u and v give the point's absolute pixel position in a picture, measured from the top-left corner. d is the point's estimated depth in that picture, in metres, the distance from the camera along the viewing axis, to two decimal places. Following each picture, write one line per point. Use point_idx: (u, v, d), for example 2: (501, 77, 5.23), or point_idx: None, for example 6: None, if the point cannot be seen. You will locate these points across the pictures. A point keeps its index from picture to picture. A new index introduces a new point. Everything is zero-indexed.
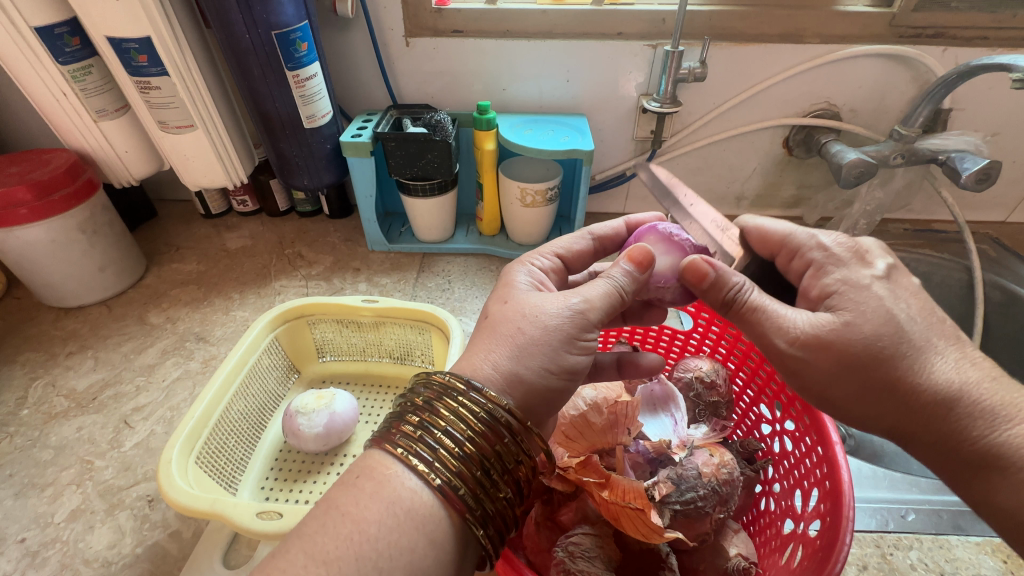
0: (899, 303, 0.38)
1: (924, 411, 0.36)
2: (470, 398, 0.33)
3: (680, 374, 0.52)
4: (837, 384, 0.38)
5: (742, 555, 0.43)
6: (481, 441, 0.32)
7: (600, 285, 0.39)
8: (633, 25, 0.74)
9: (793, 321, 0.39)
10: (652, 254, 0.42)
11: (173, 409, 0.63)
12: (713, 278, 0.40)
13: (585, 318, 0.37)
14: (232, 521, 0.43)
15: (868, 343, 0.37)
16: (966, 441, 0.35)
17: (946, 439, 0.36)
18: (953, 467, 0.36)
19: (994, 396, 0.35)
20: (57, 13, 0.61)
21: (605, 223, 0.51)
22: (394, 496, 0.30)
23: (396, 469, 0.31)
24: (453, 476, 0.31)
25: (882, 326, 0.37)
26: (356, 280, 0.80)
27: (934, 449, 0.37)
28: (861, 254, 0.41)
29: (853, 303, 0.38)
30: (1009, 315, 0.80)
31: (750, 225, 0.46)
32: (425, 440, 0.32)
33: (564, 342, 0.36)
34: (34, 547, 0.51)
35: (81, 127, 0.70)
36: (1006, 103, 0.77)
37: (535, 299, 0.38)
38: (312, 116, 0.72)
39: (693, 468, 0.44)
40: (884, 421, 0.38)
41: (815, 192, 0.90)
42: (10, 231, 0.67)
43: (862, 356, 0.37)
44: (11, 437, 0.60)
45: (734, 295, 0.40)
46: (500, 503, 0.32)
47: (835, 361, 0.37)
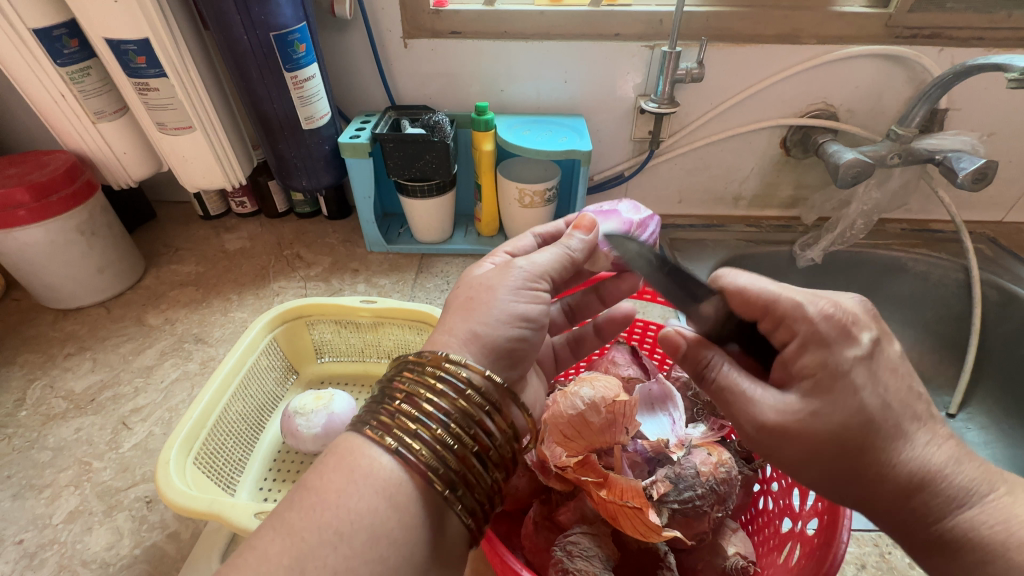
0: (871, 388, 0.33)
1: (888, 490, 0.33)
2: (432, 364, 0.34)
3: (681, 373, 0.54)
4: (799, 461, 0.35)
5: (741, 555, 0.43)
6: (445, 405, 0.33)
7: (550, 252, 0.43)
8: (631, 25, 0.75)
9: (761, 403, 0.36)
10: (597, 222, 0.46)
11: (172, 410, 0.63)
12: (681, 352, 0.41)
13: (532, 273, 0.40)
14: (230, 521, 0.43)
15: (835, 431, 0.33)
16: (928, 523, 0.32)
17: (910, 519, 0.33)
18: (917, 548, 0.33)
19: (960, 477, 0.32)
20: (54, 15, 0.61)
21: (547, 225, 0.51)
22: (357, 466, 0.30)
23: (359, 442, 0.32)
24: (412, 440, 0.31)
25: (843, 401, 0.33)
26: (354, 281, 0.80)
27: (899, 528, 0.33)
28: (845, 325, 0.35)
29: (829, 385, 0.34)
30: (1007, 315, 0.81)
31: (735, 285, 0.40)
32: (388, 411, 0.33)
33: (513, 291, 0.39)
34: (32, 548, 0.51)
35: (79, 129, 0.70)
36: (1002, 103, 0.77)
37: (484, 271, 0.41)
38: (310, 117, 0.72)
39: (691, 467, 0.44)
40: (847, 499, 0.35)
41: (812, 192, 0.90)
42: (9, 232, 0.67)
43: (822, 431, 0.33)
44: (10, 438, 0.60)
45: (703, 371, 0.40)
46: (469, 466, 0.32)
47: (800, 438, 0.34)
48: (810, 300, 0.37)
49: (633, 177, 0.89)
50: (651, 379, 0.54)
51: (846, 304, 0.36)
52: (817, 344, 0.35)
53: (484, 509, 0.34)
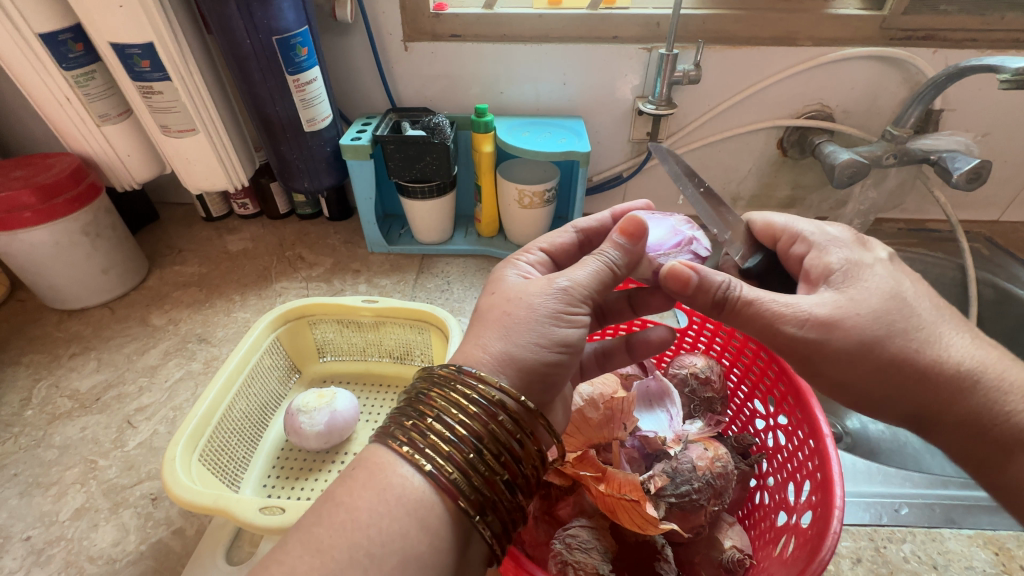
0: (905, 281, 0.40)
1: (948, 389, 0.38)
2: (462, 382, 0.34)
3: (675, 371, 0.54)
4: (855, 367, 0.39)
5: (737, 548, 0.44)
6: (475, 425, 0.33)
7: (590, 265, 0.40)
8: (628, 29, 0.76)
9: (799, 307, 0.39)
10: (644, 225, 0.42)
11: (176, 409, 0.64)
12: (698, 281, 0.40)
13: (571, 295, 0.38)
14: (235, 517, 0.44)
15: (880, 319, 0.38)
16: (992, 419, 0.38)
17: (970, 418, 0.38)
18: (979, 447, 0.39)
19: (1006, 376, 0.38)
20: (61, 20, 0.62)
21: (590, 217, 0.51)
22: (383, 483, 0.31)
23: (387, 458, 0.32)
24: (444, 461, 0.32)
25: (890, 301, 0.39)
26: (356, 281, 0.81)
27: (957, 428, 0.39)
28: (858, 239, 0.44)
29: (857, 281, 0.40)
30: (1003, 314, 0.81)
31: (757, 218, 0.49)
32: (418, 428, 0.33)
33: (551, 317, 0.37)
34: (39, 545, 0.51)
35: (85, 132, 0.71)
36: (996, 103, 0.78)
37: (521, 285, 0.40)
38: (312, 120, 0.73)
39: (688, 461, 0.45)
40: (906, 405, 0.40)
41: (809, 192, 0.91)
42: (14, 234, 0.67)
43: (875, 334, 0.38)
44: (16, 437, 0.61)
45: (723, 294, 0.40)
46: (496, 489, 0.33)
47: (849, 341, 0.38)
48: (820, 226, 0.45)
49: (632, 178, 0.90)
50: (649, 376, 0.55)
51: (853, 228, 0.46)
52: (841, 246, 0.43)
53: (509, 529, 0.34)
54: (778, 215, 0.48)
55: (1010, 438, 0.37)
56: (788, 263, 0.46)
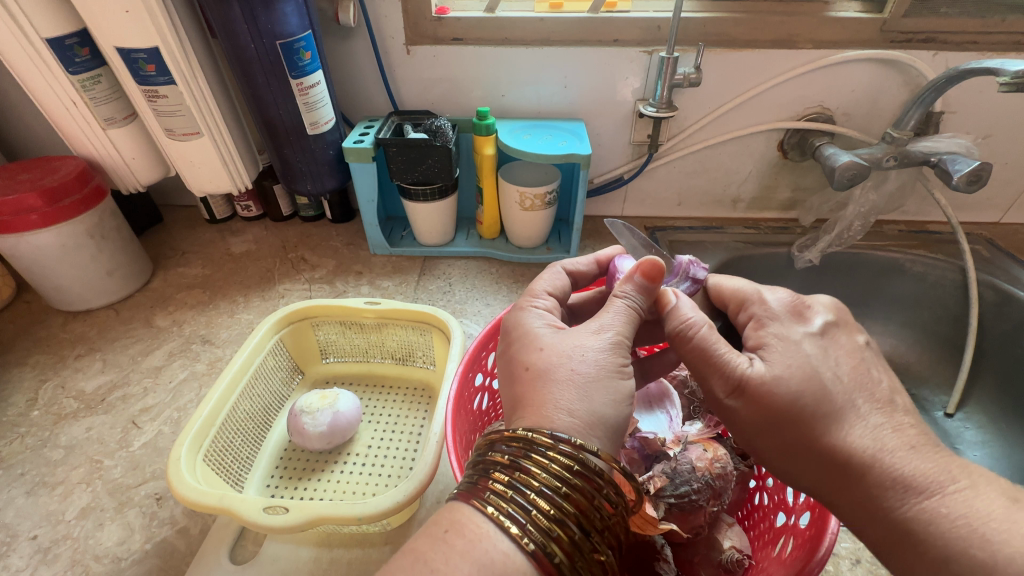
0: (827, 362, 0.37)
1: (839, 471, 0.34)
2: (560, 452, 0.32)
3: (675, 374, 0.56)
4: (761, 437, 0.38)
5: (736, 548, 0.45)
6: (576, 499, 0.32)
7: (625, 313, 0.40)
8: (629, 32, 0.76)
9: (725, 366, 0.39)
10: (661, 265, 0.42)
11: (180, 409, 0.64)
12: (672, 306, 0.43)
13: (621, 345, 0.39)
14: (239, 516, 0.45)
15: (787, 396, 0.36)
16: (882, 513, 0.33)
17: (863, 506, 0.34)
18: (873, 540, 0.33)
19: (915, 466, 0.32)
20: (67, 25, 0.62)
21: (574, 259, 0.52)
22: (487, 558, 0.28)
23: (488, 529, 0.30)
24: (548, 540, 0.30)
25: (800, 378, 0.36)
26: (358, 283, 0.82)
27: (855, 515, 0.34)
28: (801, 308, 0.41)
29: (781, 354, 0.38)
30: (1002, 316, 0.81)
31: (710, 284, 0.49)
32: (518, 500, 0.31)
33: (615, 372, 0.37)
34: (46, 544, 0.52)
35: (91, 135, 0.72)
36: (996, 106, 0.78)
37: (569, 339, 0.39)
38: (315, 123, 0.74)
39: (687, 462, 0.45)
40: (806, 482, 0.37)
41: (809, 194, 0.91)
42: (22, 236, 0.68)
43: (780, 411, 0.36)
44: (22, 437, 0.61)
45: (682, 328, 0.41)
46: (593, 566, 0.32)
47: (755, 410, 0.37)
48: (763, 294, 0.43)
49: (633, 180, 0.90)
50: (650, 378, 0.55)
51: (799, 295, 0.42)
52: (777, 323, 0.41)
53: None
54: (730, 279, 0.48)
55: (898, 529, 0.32)
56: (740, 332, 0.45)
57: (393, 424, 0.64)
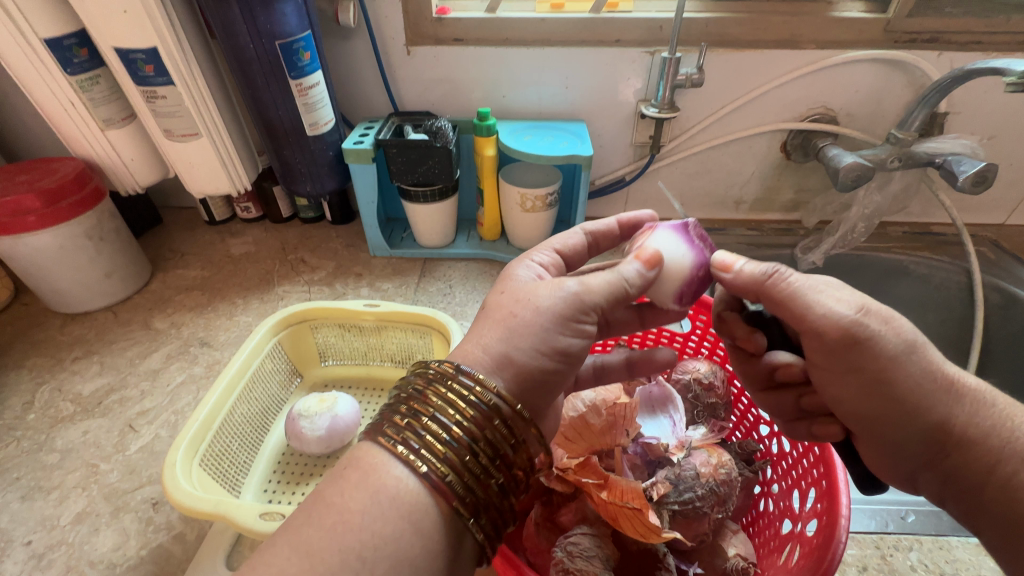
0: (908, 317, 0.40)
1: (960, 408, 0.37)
2: (459, 381, 0.33)
3: (679, 376, 0.54)
4: (884, 372, 0.37)
5: (741, 556, 0.44)
6: (471, 426, 0.32)
7: (602, 274, 0.38)
8: (631, 32, 0.75)
9: (843, 297, 0.38)
10: (661, 254, 0.41)
11: (178, 413, 0.64)
12: (744, 263, 0.42)
13: (582, 303, 0.37)
14: (235, 522, 0.44)
15: (904, 325, 0.38)
16: (1001, 442, 0.36)
17: (981, 441, 0.36)
18: (988, 474, 0.36)
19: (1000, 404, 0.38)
20: (65, 25, 0.62)
21: (598, 219, 0.51)
22: (380, 486, 0.30)
23: (382, 459, 0.31)
24: (442, 464, 0.31)
25: (905, 314, 0.39)
26: (358, 285, 0.81)
27: (967, 455, 0.37)
28: None
29: (876, 296, 0.41)
30: (1009, 317, 0.81)
31: None
32: (413, 427, 0.32)
33: (558, 324, 0.36)
34: (40, 550, 0.51)
35: (90, 137, 0.71)
36: (1002, 107, 0.78)
37: (532, 286, 0.38)
38: (315, 124, 0.73)
39: (691, 468, 0.44)
40: (916, 427, 0.38)
41: (813, 196, 0.90)
42: (19, 238, 0.68)
43: (906, 336, 0.37)
44: (18, 441, 0.61)
45: (773, 271, 0.40)
46: (490, 492, 0.32)
47: (886, 339, 0.37)
48: None
49: (635, 181, 0.89)
50: (651, 381, 0.55)
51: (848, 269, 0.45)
52: None
53: (502, 531, 0.34)
54: None
55: (1020, 463, 0.35)
56: None
57: None
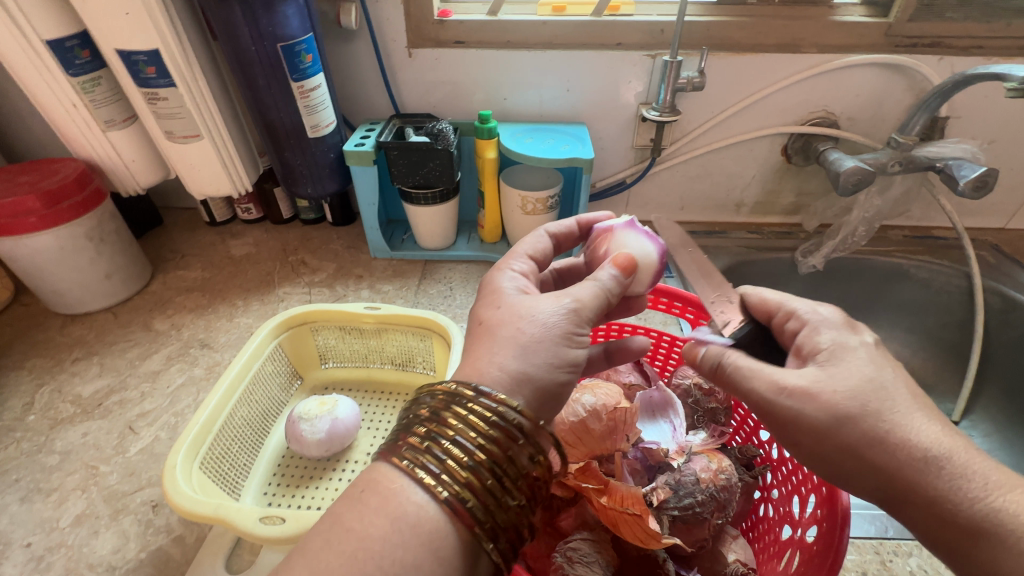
0: (885, 371, 0.36)
1: (913, 472, 0.33)
2: (480, 404, 0.32)
3: (679, 381, 0.54)
4: (816, 440, 0.36)
5: (741, 562, 0.44)
6: (492, 448, 0.32)
7: (589, 287, 0.39)
8: (632, 36, 0.75)
9: (779, 376, 0.37)
10: (634, 259, 0.42)
11: (178, 415, 0.64)
12: (700, 354, 0.43)
13: (579, 315, 0.37)
14: (235, 526, 0.44)
15: (849, 397, 0.35)
16: (957, 510, 0.32)
17: (937, 505, 0.33)
18: (943, 538, 0.33)
19: (983, 467, 0.33)
20: (68, 27, 0.62)
21: (558, 222, 0.52)
22: (401, 511, 0.29)
23: (402, 483, 0.30)
24: (462, 488, 0.30)
25: (863, 383, 0.36)
26: (358, 287, 0.81)
27: (921, 517, 0.33)
28: (851, 322, 0.40)
29: (840, 364, 0.37)
30: (1010, 321, 0.81)
31: (749, 294, 0.45)
32: (433, 451, 0.31)
33: (564, 338, 0.36)
34: (40, 552, 0.51)
35: (91, 138, 0.71)
36: (1003, 111, 0.78)
37: (527, 301, 0.38)
38: (316, 126, 0.73)
39: (691, 474, 0.44)
40: (863, 487, 0.35)
41: (814, 199, 0.90)
42: (20, 239, 0.68)
43: (844, 410, 0.35)
44: (18, 443, 0.61)
45: (716, 363, 0.41)
46: (510, 512, 0.32)
47: (815, 414, 0.36)
48: (811, 305, 0.42)
49: (635, 184, 0.89)
50: (651, 386, 0.54)
51: (845, 310, 0.41)
52: (828, 330, 0.39)
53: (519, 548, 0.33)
54: (772, 292, 0.44)
55: (975, 529, 0.32)
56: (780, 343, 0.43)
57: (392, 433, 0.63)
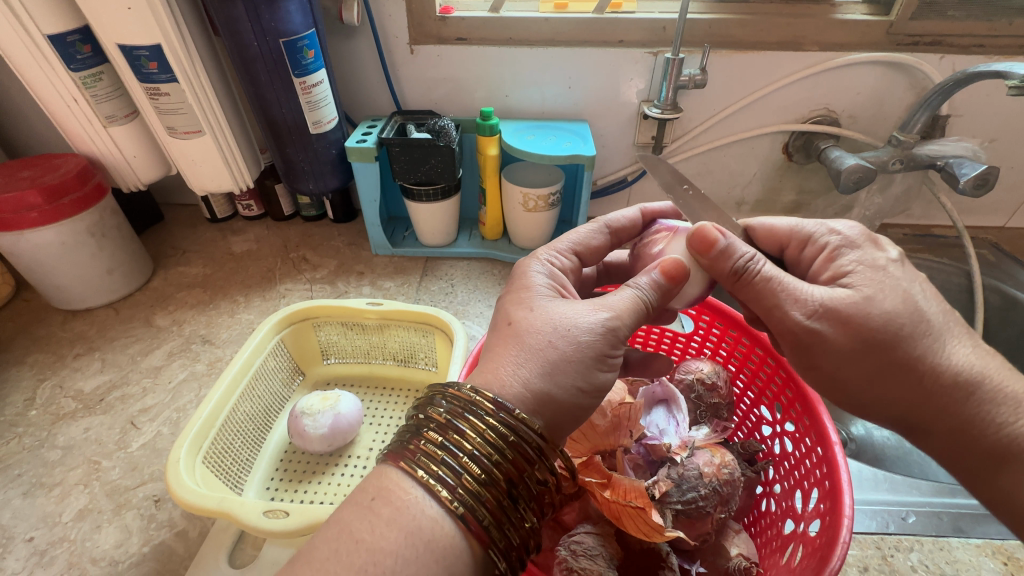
0: (916, 284, 0.39)
1: (945, 398, 0.37)
2: (498, 420, 0.32)
3: (681, 376, 0.54)
4: (854, 361, 0.38)
5: (743, 555, 0.44)
6: (508, 467, 0.32)
7: (627, 295, 0.39)
8: (634, 33, 0.76)
9: (810, 295, 0.39)
10: (684, 268, 0.41)
11: (179, 410, 0.64)
12: (723, 245, 0.40)
13: (614, 335, 0.37)
14: (239, 519, 0.44)
15: (888, 320, 0.37)
16: (985, 431, 0.37)
17: (965, 425, 0.37)
18: (968, 456, 0.38)
19: (1007, 384, 0.37)
20: (69, 22, 0.62)
21: (620, 212, 0.51)
22: (415, 526, 0.29)
23: (416, 494, 0.30)
24: (478, 505, 0.30)
25: (900, 306, 0.37)
26: (359, 284, 0.81)
27: (946, 438, 0.38)
28: (874, 239, 0.42)
29: (872, 280, 0.39)
30: (1009, 319, 0.81)
31: (758, 225, 0.48)
32: (449, 463, 0.31)
33: (595, 359, 0.36)
34: (42, 546, 0.51)
35: (93, 133, 0.71)
36: (1004, 110, 0.78)
37: (563, 309, 0.38)
38: (318, 122, 0.73)
39: (694, 468, 0.45)
40: (898, 409, 0.39)
41: (815, 197, 0.90)
42: (22, 234, 0.68)
43: (880, 334, 0.37)
44: (20, 437, 0.61)
45: (744, 265, 0.40)
46: (522, 531, 0.32)
47: (851, 338, 0.38)
48: (829, 226, 0.44)
49: (637, 182, 0.89)
50: (654, 381, 0.55)
51: (865, 227, 0.43)
52: (854, 249, 0.41)
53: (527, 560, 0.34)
54: (779, 219, 0.47)
55: (999, 450, 0.36)
56: (799, 267, 0.45)
57: (394, 428, 0.63)
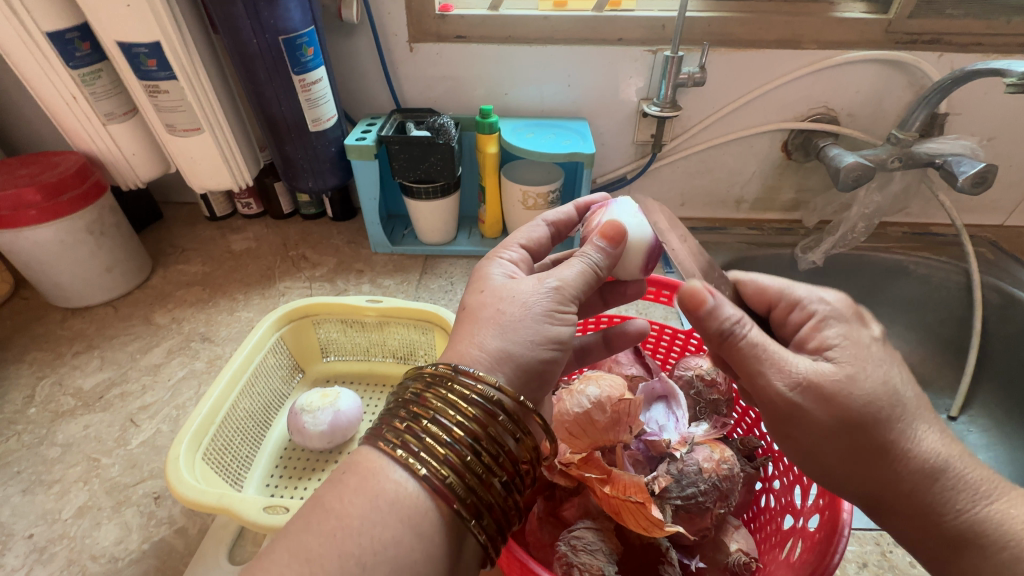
0: (896, 368, 0.37)
1: (909, 484, 0.35)
2: (459, 382, 0.33)
3: (680, 373, 0.54)
4: (824, 440, 0.37)
5: (743, 551, 0.44)
6: (471, 426, 0.32)
7: (576, 265, 0.40)
8: (633, 31, 0.76)
9: (794, 366, 0.37)
10: (622, 229, 0.42)
11: (179, 408, 0.64)
12: (712, 306, 0.37)
13: (562, 294, 0.38)
14: (239, 516, 0.44)
15: (865, 401, 0.35)
16: (946, 517, 0.35)
17: (927, 510, 0.35)
18: (928, 540, 0.36)
19: (974, 473, 0.35)
20: (68, 19, 0.62)
21: (556, 210, 0.52)
22: (379, 488, 0.30)
23: (382, 462, 0.31)
24: (442, 466, 0.31)
25: (880, 390, 0.36)
26: (359, 282, 0.81)
27: (908, 520, 0.36)
28: (859, 312, 0.40)
29: (858, 359, 0.37)
30: (1008, 317, 0.81)
31: (746, 281, 0.45)
32: (413, 430, 0.32)
33: (545, 315, 0.37)
34: (42, 543, 0.51)
35: (92, 131, 0.71)
36: (1002, 108, 0.78)
37: (511, 285, 0.39)
38: (317, 120, 0.73)
39: (693, 464, 0.45)
40: (862, 487, 0.37)
41: (814, 196, 0.90)
42: (21, 231, 0.68)
43: (860, 417, 0.35)
44: (19, 435, 0.61)
45: (729, 328, 0.37)
46: (493, 491, 0.32)
47: (829, 416, 0.36)
48: (816, 291, 0.42)
49: (636, 180, 0.90)
50: (653, 377, 0.56)
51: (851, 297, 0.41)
52: (840, 322, 0.39)
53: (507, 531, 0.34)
54: (768, 278, 0.44)
55: (959, 538, 0.34)
56: (782, 331, 0.43)
57: None
